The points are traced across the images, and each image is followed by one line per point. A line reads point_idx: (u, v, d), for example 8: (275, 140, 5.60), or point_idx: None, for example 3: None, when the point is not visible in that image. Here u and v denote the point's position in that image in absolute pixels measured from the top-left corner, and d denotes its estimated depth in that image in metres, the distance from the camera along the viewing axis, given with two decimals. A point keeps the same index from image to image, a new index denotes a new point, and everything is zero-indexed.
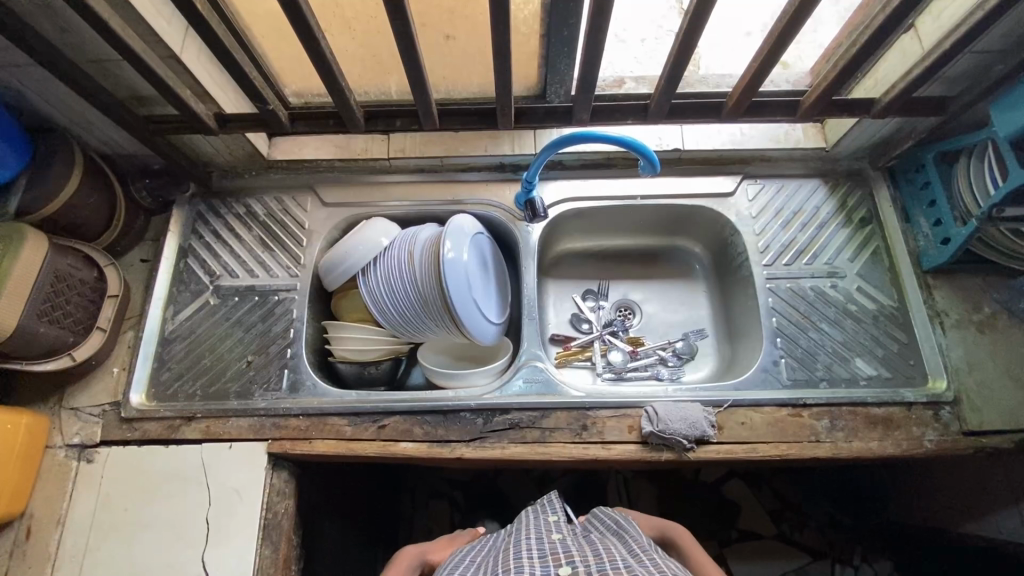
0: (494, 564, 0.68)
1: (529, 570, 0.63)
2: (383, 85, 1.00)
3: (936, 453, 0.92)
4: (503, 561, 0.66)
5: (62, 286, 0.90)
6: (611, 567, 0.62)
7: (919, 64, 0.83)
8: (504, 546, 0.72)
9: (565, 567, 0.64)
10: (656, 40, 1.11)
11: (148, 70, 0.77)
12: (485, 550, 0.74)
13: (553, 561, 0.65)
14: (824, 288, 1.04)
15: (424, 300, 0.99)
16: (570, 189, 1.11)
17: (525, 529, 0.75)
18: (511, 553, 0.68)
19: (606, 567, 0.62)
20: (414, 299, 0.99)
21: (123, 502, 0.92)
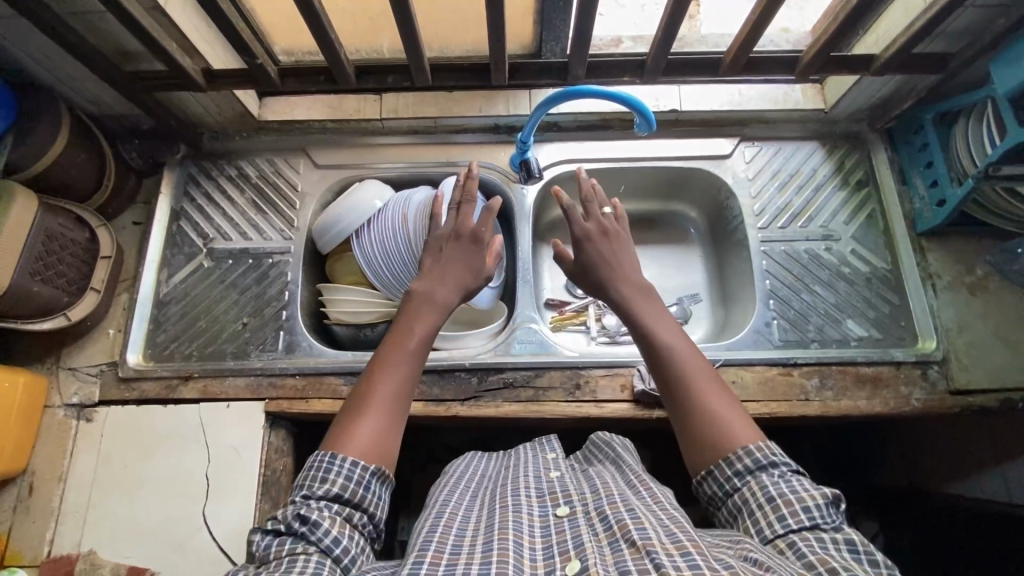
0: (491, 500, 0.69)
1: (526, 510, 0.64)
2: (375, 42, 0.98)
3: (923, 410, 0.93)
4: (500, 498, 0.67)
5: (54, 245, 0.89)
6: (607, 502, 0.63)
7: (921, 17, 0.82)
8: (501, 480, 0.74)
9: (563, 508, 0.65)
10: (655, 6, 1.15)
11: (131, 21, 0.75)
12: (481, 484, 0.76)
13: (551, 501, 0.66)
14: (818, 250, 1.04)
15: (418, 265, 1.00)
16: (567, 150, 1.10)
17: (523, 466, 0.76)
18: (509, 490, 0.69)
19: (603, 503, 0.63)
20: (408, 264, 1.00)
21: (123, 459, 0.93)
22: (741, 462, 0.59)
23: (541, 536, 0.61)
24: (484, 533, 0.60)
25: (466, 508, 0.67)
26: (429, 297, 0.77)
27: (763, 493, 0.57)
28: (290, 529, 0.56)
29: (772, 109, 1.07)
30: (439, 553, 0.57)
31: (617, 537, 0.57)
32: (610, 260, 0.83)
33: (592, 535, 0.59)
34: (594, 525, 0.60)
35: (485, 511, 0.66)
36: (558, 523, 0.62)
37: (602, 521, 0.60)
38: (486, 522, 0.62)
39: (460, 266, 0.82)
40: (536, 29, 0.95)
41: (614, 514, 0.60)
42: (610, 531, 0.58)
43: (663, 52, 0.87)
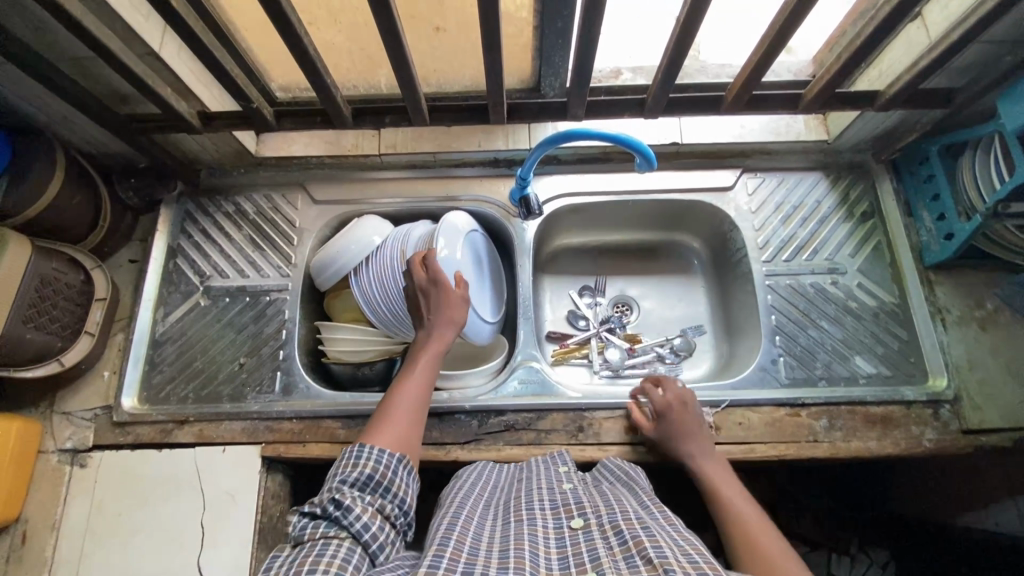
0: (505, 511, 0.69)
1: (542, 524, 0.64)
2: (373, 78, 0.97)
3: (935, 451, 0.91)
4: (515, 510, 0.68)
5: (47, 291, 0.88)
6: (622, 518, 0.62)
7: (925, 56, 0.80)
8: (515, 490, 0.75)
9: (578, 520, 0.65)
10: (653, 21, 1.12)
11: (125, 69, 0.74)
12: (493, 491, 0.76)
13: (565, 512, 0.67)
14: (825, 285, 1.02)
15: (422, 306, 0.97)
16: (567, 184, 1.09)
17: (536, 477, 0.77)
18: (523, 501, 0.70)
19: (618, 518, 0.62)
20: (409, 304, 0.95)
21: (117, 506, 0.91)
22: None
23: (556, 547, 0.61)
24: (501, 542, 0.61)
25: (481, 512, 0.68)
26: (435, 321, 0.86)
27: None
28: (326, 511, 0.63)
29: (775, 140, 1.06)
30: (458, 552, 0.58)
31: (632, 553, 0.56)
32: (694, 436, 0.86)
33: (607, 549, 0.59)
34: (609, 539, 0.60)
35: (500, 521, 0.66)
36: (572, 535, 0.62)
37: (617, 536, 0.60)
38: (502, 532, 0.63)
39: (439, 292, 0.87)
40: (535, 66, 0.94)
41: (630, 531, 0.59)
42: (626, 547, 0.57)
43: (665, 87, 0.85)
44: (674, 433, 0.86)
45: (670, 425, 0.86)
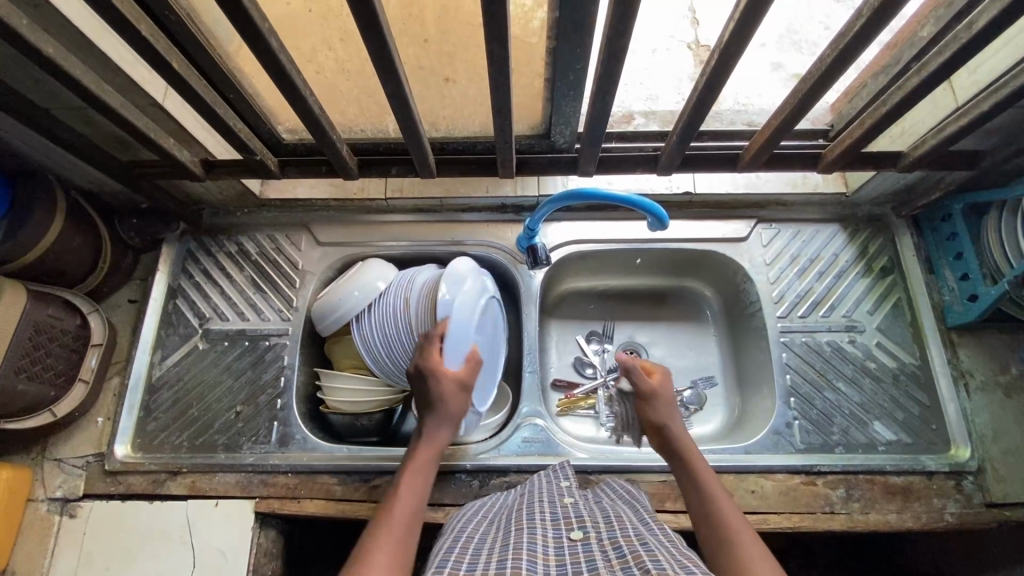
0: (505, 524, 0.66)
1: (541, 531, 0.61)
2: (381, 125, 0.94)
3: (958, 526, 0.87)
4: (515, 521, 0.65)
5: (42, 339, 0.86)
6: (622, 534, 0.59)
7: (952, 119, 0.77)
8: (516, 505, 0.72)
9: (577, 531, 0.62)
10: (666, 52, 1.17)
11: (127, 123, 0.73)
12: (494, 512, 0.73)
13: (565, 524, 0.64)
14: (842, 343, 0.98)
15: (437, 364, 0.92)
16: (576, 231, 1.06)
17: (537, 491, 0.74)
18: (524, 513, 0.67)
19: (617, 534, 0.59)
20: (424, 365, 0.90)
21: (105, 561, 0.89)
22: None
23: (555, 555, 0.57)
24: (499, 553, 0.57)
25: (481, 529, 0.65)
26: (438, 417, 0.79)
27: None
28: None
29: (790, 192, 1.03)
30: (455, 569, 0.55)
31: (630, 565, 0.53)
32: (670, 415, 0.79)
33: (605, 561, 0.55)
34: (608, 552, 0.56)
35: (500, 534, 0.63)
36: (572, 546, 0.59)
37: (616, 550, 0.56)
38: (500, 544, 0.60)
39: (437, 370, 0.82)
40: (545, 109, 0.89)
41: (628, 546, 0.56)
42: (624, 560, 0.54)
43: (681, 144, 0.82)
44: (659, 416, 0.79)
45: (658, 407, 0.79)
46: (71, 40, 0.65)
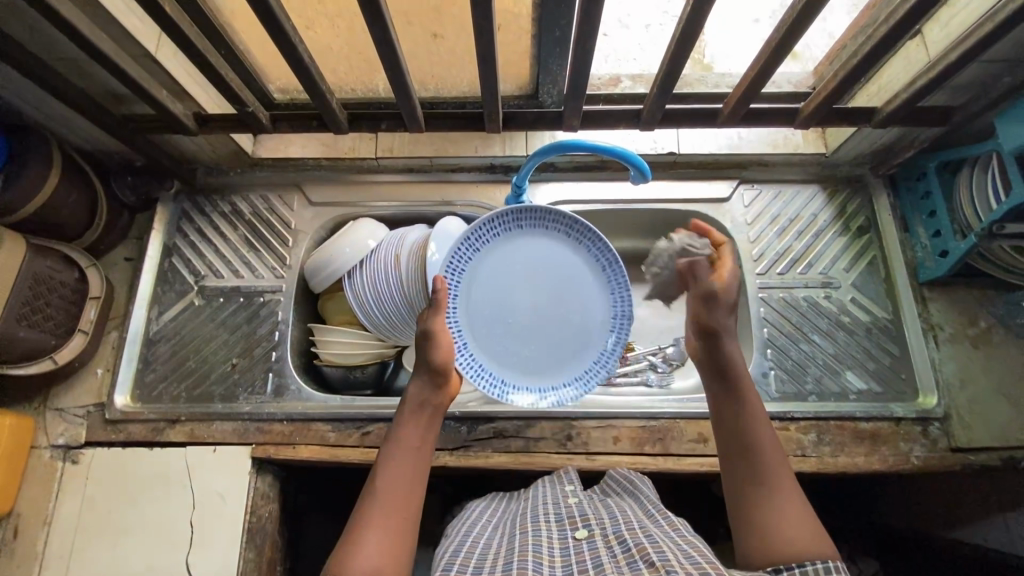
0: (512, 529, 0.71)
1: (546, 535, 0.67)
2: (371, 83, 0.96)
3: (923, 468, 0.91)
4: (521, 526, 0.70)
5: (41, 289, 0.88)
6: (625, 527, 0.64)
7: (924, 73, 0.80)
8: (521, 511, 0.77)
9: (581, 530, 0.67)
10: (659, 27, 1.12)
11: (121, 72, 0.75)
12: (500, 519, 0.78)
13: (569, 525, 0.69)
14: (818, 298, 1.02)
15: (500, 364, 0.86)
16: (563, 191, 1.08)
17: (540, 497, 0.80)
18: (529, 518, 0.73)
19: (620, 528, 0.64)
20: (470, 370, 0.84)
21: (107, 503, 0.92)
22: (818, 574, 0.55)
23: (560, 556, 0.63)
24: (506, 560, 0.63)
25: (487, 538, 0.71)
26: (424, 401, 0.74)
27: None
28: None
29: (772, 152, 1.06)
30: None
31: (636, 557, 0.58)
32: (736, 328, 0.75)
33: (610, 557, 0.60)
34: (613, 548, 0.61)
35: (507, 539, 0.69)
36: (577, 545, 0.64)
37: (620, 543, 0.62)
38: (510, 548, 0.65)
39: (441, 352, 0.76)
40: (532, 72, 0.92)
41: (633, 538, 0.61)
42: (630, 553, 0.59)
43: (661, 98, 0.85)
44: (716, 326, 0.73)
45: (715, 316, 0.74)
46: None
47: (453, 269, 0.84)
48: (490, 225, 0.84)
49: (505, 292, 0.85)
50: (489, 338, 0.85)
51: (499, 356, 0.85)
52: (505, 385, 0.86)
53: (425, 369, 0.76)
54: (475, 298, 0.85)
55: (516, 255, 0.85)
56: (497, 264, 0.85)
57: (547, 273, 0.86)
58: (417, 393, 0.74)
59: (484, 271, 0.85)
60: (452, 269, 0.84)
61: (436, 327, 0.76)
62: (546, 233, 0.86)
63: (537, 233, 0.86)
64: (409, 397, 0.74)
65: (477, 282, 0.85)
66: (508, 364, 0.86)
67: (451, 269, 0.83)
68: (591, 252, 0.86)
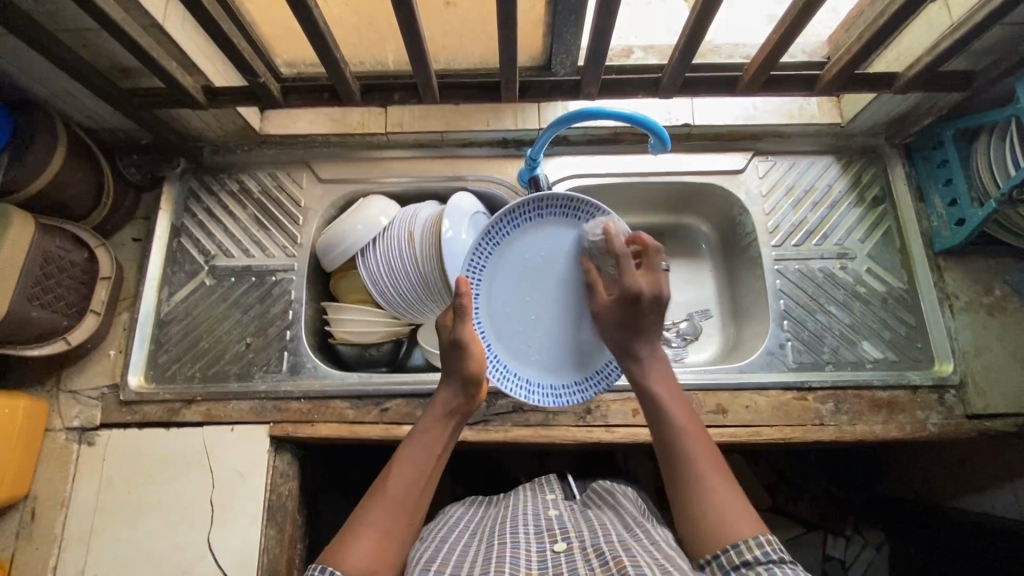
0: (487, 536, 0.69)
1: (524, 544, 0.64)
2: (381, 55, 0.94)
3: (939, 435, 0.92)
4: (497, 535, 0.68)
5: (52, 269, 0.87)
6: (605, 540, 0.62)
7: (947, 36, 0.79)
8: (498, 519, 0.75)
9: (560, 543, 0.64)
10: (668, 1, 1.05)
11: (131, 42, 0.73)
12: (477, 525, 0.76)
13: (549, 537, 0.66)
14: (834, 269, 1.02)
15: (529, 363, 0.83)
16: (576, 164, 1.07)
17: (521, 505, 0.78)
18: (507, 525, 0.70)
19: (601, 542, 0.62)
20: (498, 371, 0.82)
21: (126, 484, 0.92)
22: (751, 552, 0.56)
23: (539, 568, 0.60)
24: (482, 566, 0.60)
25: (462, 542, 0.68)
26: (453, 410, 0.74)
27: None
28: None
29: (788, 123, 1.05)
30: None
31: (613, 572, 0.55)
32: (654, 334, 0.76)
33: (588, 569, 0.58)
34: (592, 561, 0.59)
35: (481, 545, 0.66)
36: (555, 557, 0.62)
37: (599, 557, 0.59)
38: (483, 556, 0.62)
39: (476, 362, 0.74)
40: (546, 42, 0.90)
41: (612, 552, 0.59)
42: (608, 567, 0.57)
43: (682, 68, 0.84)
44: (625, 326, 0.75)
45: (626, 315, 0.75)
46: None
47: (474, 268, 0.80)
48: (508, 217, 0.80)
49: (528, 286, 0.82)
50: (514, 337, 0.82)
51: (526, 356, 0.83)
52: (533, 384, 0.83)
53: (458, 377, 0.74)
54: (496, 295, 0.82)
55: (538, 245, 0.82)
56: (520, 256, 0.82)
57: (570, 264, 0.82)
58: (448, 400, 0.74)
59: (505, 265, 0.82)
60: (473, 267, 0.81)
61: (467, 336, 0.74)
62: (564, 220, 0.82)
63: (557, 220, 0.82)
64: (438, 401, 0.74)
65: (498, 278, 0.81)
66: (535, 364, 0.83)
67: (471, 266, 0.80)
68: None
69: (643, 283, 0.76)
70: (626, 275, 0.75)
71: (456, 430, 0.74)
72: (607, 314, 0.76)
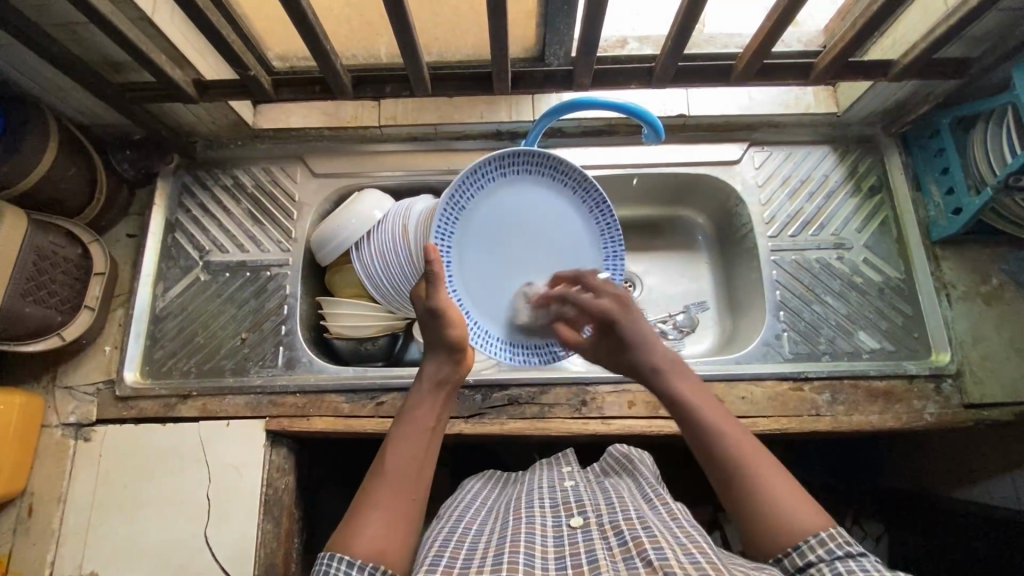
0: (505, 513, 0.68)
1: (540, 521, 0.63)
2: (373, 47, 0.93)
3: (936, 425, 0.92)
4: (515, 510, 0.67)
5: (44, 265, 0.87)
6: (623, 517, 0.60)
7: (942, 22, 0.78)
8: (516, 494, 0.74)
9: (577, 519, 0.63)
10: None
11: (119, 35, 0.73)
12: (495, 501, 0.75)
13: (565, 511, 0.65)
14: (830, 260, 1.01)
15: (506, 324, 0.84)
16: (570, 156, 1.06)
17: (538, 479, 0.77)
18: (524, 501, 0.69)
19: (618, 517, 0.61)
20: (479, 336, 0.83)
21: (122, 479, 0.92)
22: (814, 552, 0.54)
23: (555, 547, 0.58)
24: (496, 544, 0.58)
25: (479, 521, 0.67)
26: (441, 380, 0.73)
27: (835, 573, 0.51)
28: None
29: (783, 113, 1.04)
30: (450, 568, 0.56)
31: (632, 554, 0.54)
32: (648, 336, 0.73)
33: (606, 549, 0.56)
34: (609, 539, 0.58)
35: (498, 523, 0.65)
36: (572, 534, 0.61)
37: (617, 535, 0.58)
38: (499, 534, 0.61)
39: (457, 328, 0.73)
40: (539, 33, 0.90)
41: (630, 530, 0.57)
42: (625, 547, 0.55)
43: (673, 58, 0.83)
44: (613, 351, 0.75)
45: (607, 345, 0.75)
46: None
47: (443, 235, 0.81)
48: (476, 175, 0.81)
49: (500, 245, 0.84)
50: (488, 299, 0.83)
51: (502, 315, 0.84)
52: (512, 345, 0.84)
53: (443, 346, 0.73)
54: (469, 256, 0.83)
55: (508, 201, 0.84)
56: (489, 215, 0.83)
57: (537, 218, 0.85)
58: (433, 371, 0.73)
59: (476, 226, 0.83)
60: (443, 234, 0.81)
61: (442, 304, 0.73)
62: (524, 175, 0.84)
63: (518, 179, 0.84)
64: (427, 374, 0.73)
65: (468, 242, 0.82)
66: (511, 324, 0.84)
67: (441, 233, 0.81)
68: (568, 187, 0.85)
69: (606, 304, 0.75)
70: (585, 300, 0.76)
71: (449, 400, 0.73)
72: (595, 349, 0.77)
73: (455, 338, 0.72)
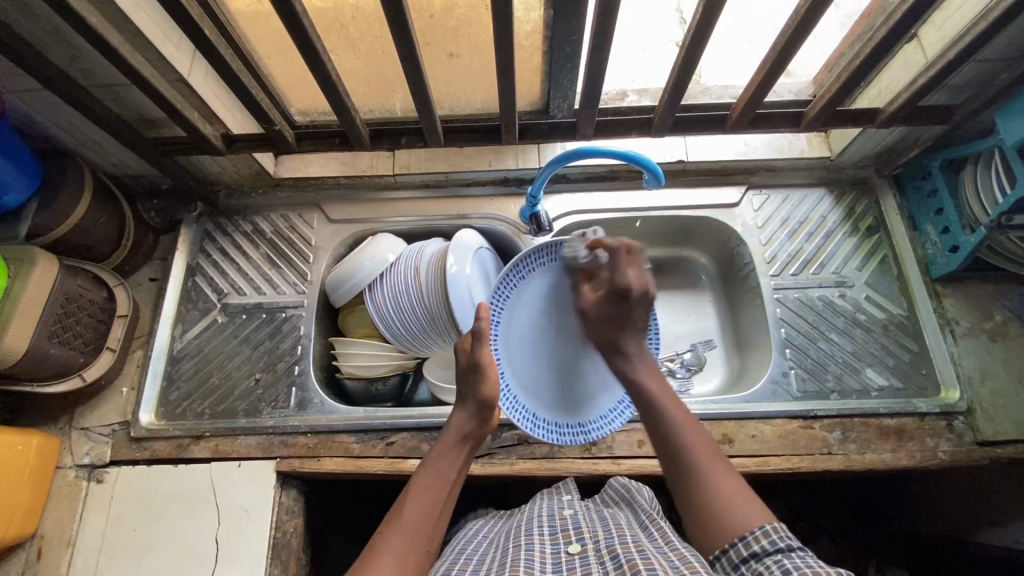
0: (505, 542, 0.68)
1: (539, 548, 0.63)
2: (389, 103, 1.00)
3: (951, 464, 0.91)
4: (514, 539, 0.67)
5: (72, 307, 0.90)
6: (618, 542, 0.60)
7: (923, 73, 0.83)
8: (516, 524, 0.74)
9: (575, 544, 0.63)
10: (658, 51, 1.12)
11: (158, 95, 0.79)
12: (495, 534, 0.75)
13: (563, 539, 0.65)
14: (832, 298, 1.03)
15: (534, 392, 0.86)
16: (576, 201, 1.11)
17: (537, 510, 0.76)
18: (523, 530, 0.69)
19: (614, 542, 0.61)
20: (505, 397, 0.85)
21: (132, 521, 0.92)
22: (758, 543, 0.57)
23: (553, 572, 0.59)
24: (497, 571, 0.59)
25: (479, 551, 0.67)
26: (467, 433, 0.76)
27: (779, 567, 0.54)
28: None
29: (779, 157, 1.09)
30: None
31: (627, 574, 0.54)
32: (640, 326, 0.78)
33: (603, 572, 0.56)
34: (605, 563, 0.58)
35: (499, 553, 0.65)
36: (569, 561, 0.61)
37: (613, 559, 0.58)
38: (499, 562, 0.61)
39: (490, 385, 0.76)
40: (543, 89, 0.95)
41: (625, 554, 0.57)
42: (621, 569, 0.55)
43: (671, 107, 0.88)
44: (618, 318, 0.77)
45: (614, 303, 0.77)
46: (110, 15, 0.71)
47: (499, 296, 0.84)
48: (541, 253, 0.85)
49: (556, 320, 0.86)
50: (522, 368, 0.86)
51: (534, 385, 0.86)
52: (538, 420, 0.86)
53: (473, 401, 0.76)
54: (519, 319, 0.86)
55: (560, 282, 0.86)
56: (538, 298, 0.86)
57: None
58: (461, 423, 0.76)
59: (528, 302, 0.86)
60: (499, 296, 0.85)
61: (484, 358, 0.76)
62: None
63: None
64: (453, 426, 0.76)
65: (519, 310, 0.85)
66: (543, 401, 0.86)
67: (496, 295, 0.84)
68: None
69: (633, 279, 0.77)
70: (624, 267, 0.78)
71: (470, 455, 0.76)
72: (596, 310, 0.79)
73: (490, 394, 0.76)
